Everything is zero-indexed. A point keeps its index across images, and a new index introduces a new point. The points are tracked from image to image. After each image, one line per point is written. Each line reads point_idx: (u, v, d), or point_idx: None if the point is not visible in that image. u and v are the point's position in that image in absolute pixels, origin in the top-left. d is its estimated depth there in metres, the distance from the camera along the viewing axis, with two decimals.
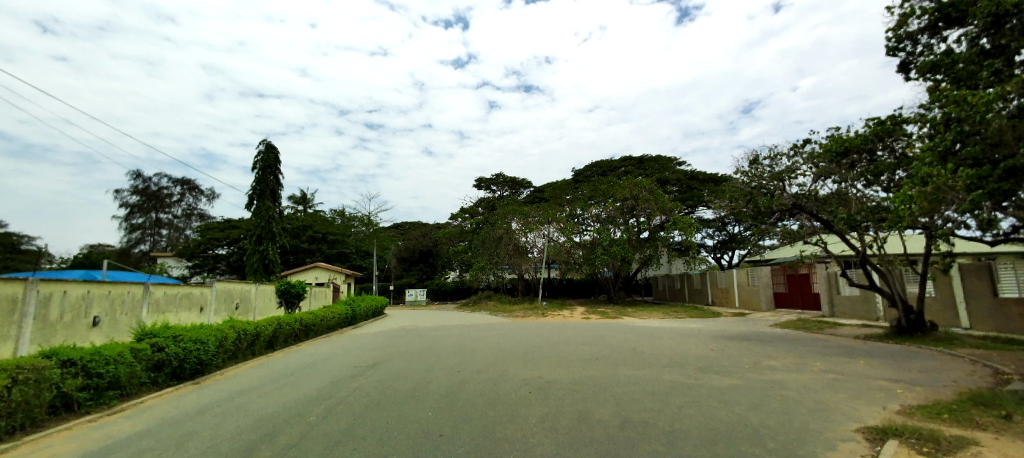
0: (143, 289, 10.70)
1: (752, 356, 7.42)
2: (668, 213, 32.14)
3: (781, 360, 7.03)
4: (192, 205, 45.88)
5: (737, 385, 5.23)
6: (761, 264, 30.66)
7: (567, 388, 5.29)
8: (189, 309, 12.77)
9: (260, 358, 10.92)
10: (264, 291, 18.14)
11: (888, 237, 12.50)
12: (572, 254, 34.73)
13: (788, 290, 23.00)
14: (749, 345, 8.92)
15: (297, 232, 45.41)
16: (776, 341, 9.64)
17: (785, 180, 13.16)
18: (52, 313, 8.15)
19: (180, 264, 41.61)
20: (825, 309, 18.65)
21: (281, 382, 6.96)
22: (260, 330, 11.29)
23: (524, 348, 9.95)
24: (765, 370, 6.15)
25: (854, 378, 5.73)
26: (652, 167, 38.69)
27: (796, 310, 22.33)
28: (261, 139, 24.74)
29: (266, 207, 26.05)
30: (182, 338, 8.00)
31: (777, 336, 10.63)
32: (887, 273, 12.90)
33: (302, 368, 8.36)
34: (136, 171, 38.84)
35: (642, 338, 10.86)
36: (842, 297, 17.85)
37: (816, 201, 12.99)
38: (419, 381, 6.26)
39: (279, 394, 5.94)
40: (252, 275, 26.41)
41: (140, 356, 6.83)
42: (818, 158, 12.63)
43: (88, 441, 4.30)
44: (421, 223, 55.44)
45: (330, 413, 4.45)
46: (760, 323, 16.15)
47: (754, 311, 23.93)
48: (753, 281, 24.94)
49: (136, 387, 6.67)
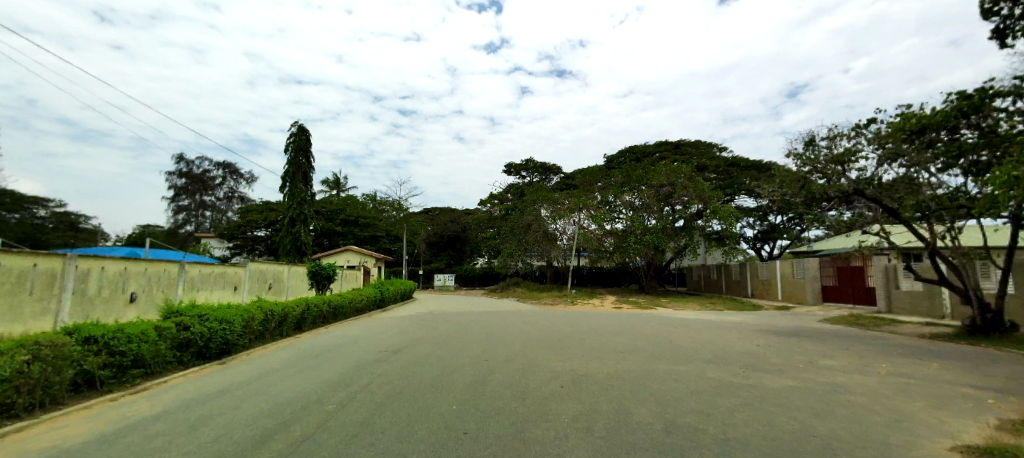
0: (180, 268, 11.07)
1: (805, 351, 6.79)
2: (706, 201, 30.67)
3: (843, 356, 6.24)
4: (234, 188, 47.75)
5: (789, 381, 4.68)
6: (809, 255, 28.85)
7: (596, 382, 4.90)
8: (224, 288, 13.19)
9: (287, 339, 11.10)
10: (296, 272, 18.61)
11: (968, 227, 11.09)
12: (603, 242, 33.90)
13: (838, 284, 21.50)
14: (800, 340, 8.23)
15: (330, 215, 46.74)
16: (832, 337, 8.79)
17: (845, 163, 11.92)
18: (91, 288, 8.47)
19: (222, 245, 43.61)
20: (882, 304, 17.34)
21: (305, 365, 6.91)
22: (287, 312, 11.45)
23: (553, 338, 9.55)
24: (822, 366, 5.54)
25: (930, 382, 5.05)
26: (689, 152, 36.97)
27: (846, 304, 20.92)
28: (294, 122, 25.11)
29: (299, 190, 26.63)
30: (208, 317, 8.12)
31: (831, 333, 9.70)
32: (960, 266, 11.61)
33: (327, 351, 8.33)
34: (181, 155, 40.85)
35: (678, 330, 10.31)
36: (901, 292, 16.51)
37: (879, 187, 11.72)
38: (443, 370, 6.01)
39: (303, 377, 5.84)
40: (286, 256, 27.28)
41: (164, 335, 6.92)
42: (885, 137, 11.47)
43: (106, 421, 4.29)
44: (450, 209, 55.78)
45: (348, 401, 4.22)
46: (807, 317, 15.05)
47: (799, 305, 22.65)
48: (798, 273, 23.52)
49: (160, 367, 6.79)
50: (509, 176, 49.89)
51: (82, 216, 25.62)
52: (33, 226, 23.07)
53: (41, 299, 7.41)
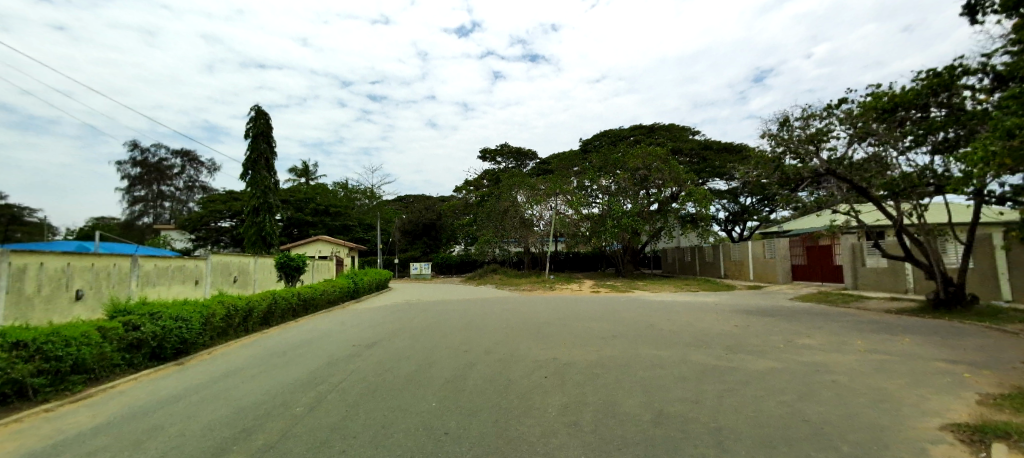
0: (131, 262, 10.36)
1: (784, 330, 6.91)
2: (681, 184, 31.16)
3: (820, 334, 6.36)
4: (194, 177, 45.37)
5: (774, 361, 4.70)
6: (779, 235, 29.85)
7: (578, 369, 4.75)
8: (183, 283, 12.48)
9: (253, 336, 10.60)
10: (263, 264, 17.85)
11: (932, 206, 11.57)
12: (580, 227, 34.12)
13: (807, 263, 22.35)
14: (778, 319, 8.40)
15: (300, 204, 45.16)
16: (807, 315, 9.03)
17: (819, 143, 12.17)
18: (29, 286, 7.73)
19: (184, 238, 41.54)
20: (848, 281, 18.12)
21: (274, 361, 6.49)
22: (252, 306, 10.88)
23: (533, 325, 9.41)
24: (804, 345, 5.61)
25: (907, 358, 5.18)
26: (663, 136, 37.35)
27: (814, 282, 21.79)
28: (252, 106, 23.84)
29: (261, 178, 25.45)
30: (160, 315, 7.51)
31: (805, 311, 9.99)
32: (925, 243, 12.14)
33: (297, 347, 7.90)
34: (133, 142, 38.37)
35: (659, 313, 10.41)
36: (866, 269, 17.27)
37: (850, 167, 12.02)
38: (423, 362, 5.73)
39: (270, 375, 5.39)
40: (251, 247, 26.21)
41: (109, 337, 6.28)
42: (858, 117, 11.73)
43: (40, 434, 3.79)
44: (425, 196, 54.85)
45: (319, 401, 3.86)
46: (778, 296, 15.52)
47: (770, 284, 23.47)
48: (769, 254, 24.30)
49: (106, 371, 6.16)
50: (485, 161, 49.28)
51: (27, 209, 24.13)
52: None
53: None
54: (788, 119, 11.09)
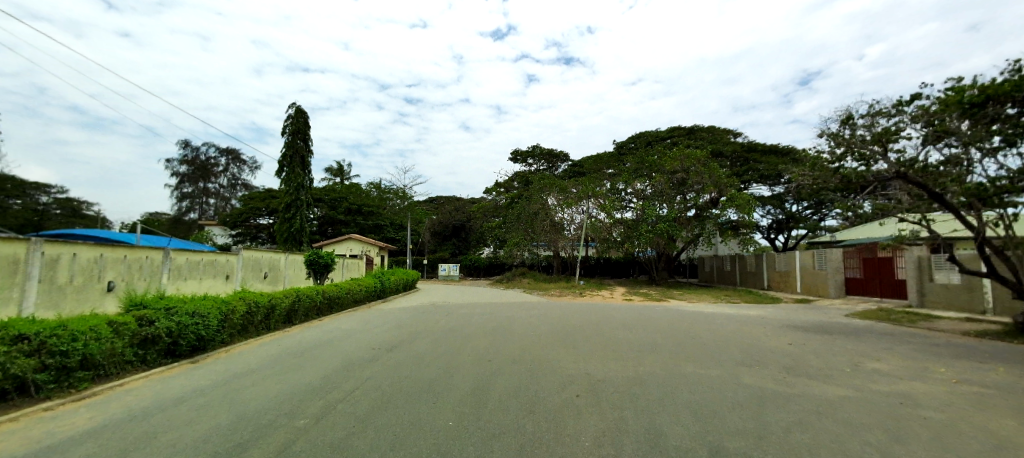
0: (163, 255, 10.71)
1: (845, 350, 6.13)
2: (722, 189, 29.74)
3: (891, 358, 5.58)
4: (237, 175, 47.54)
5: (837, 383, 4.08)
6: (830, 245, 27.98)
7: (609, 388, 4.21)
8: (214, 277, 12.88)
9: (276, 333, 10.57)
10: (293, 261, 18.27)
11: (1022, 215, 10.23)
12: (611, 232, 33.23)
13: (864, 276, 20.68)
14: (837, 337, 7.55)
15: (334, 203, 46.51)
16: (870, 334, 8.11)
17: (888, 143, 10.98)
18: (60, 276, 8.02)
19: (226, 233, 43.52)
20: (914, 298, 16.61)
21: (291, 362, 6.31)
22: (275, 303, 10.89)
23: (560, 334, 8.89)
24: (873, 367, 4.90)
25: (1007, 391, 4.36)
26: (703, 138, 35.87)
27: (872, 297, 20.15)
28: (291, 104, 24.56)
29: (296, 175, 26.17)
30: (176, 311, 7.40)
31: (865, 329, 9.03)
32: (1014, 258, 10.79)
33: (316, 347, 7.74)
34: (184, 141, 40.63)
35: (699, 325, 9.71)
36: (936, 285, 15.78)
37: (925, 170, 10.77)
38: (442, 371, 5.37)
39: (283, 377, 5.14)
40: (283, 244, 27.04)
41: (121, 332, 6.19)
42: (935, 114, 10.61)
43: (38, 435, 3.63)
44: (456, 197, 55.23)
45: (324, 413, 3.52)
46: (831, 311, 14.31)
47: (820, 298, 21.93)
48: (819, 265, 22.71)
49: (116, 368, 6.08)
50: (516, 163, 49.01)
51: (83, 201, 26.61)
52: (35, 211, 23.78)
53: (2, 289, 6.91)
54: (851, 116, 10.14)
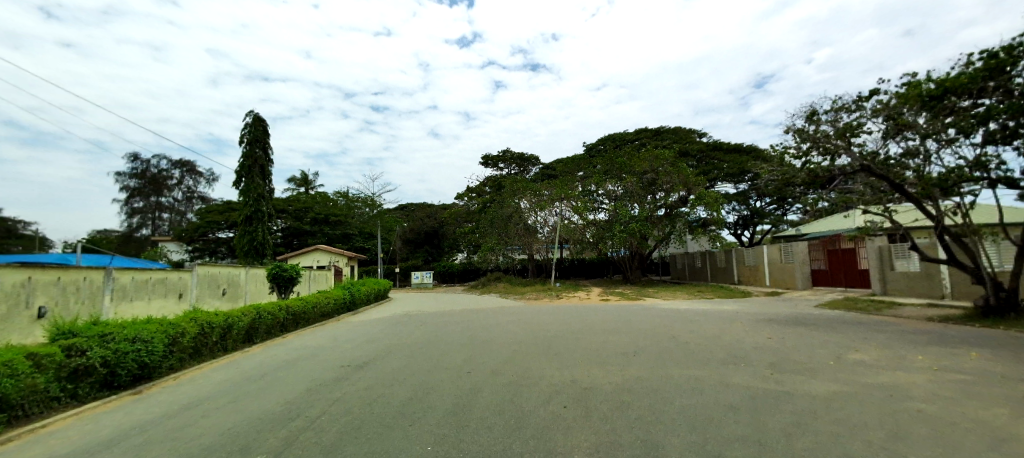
0: (104, 274, 9.91)
1: (827, 342, 6.20)
2: (691, 188, 30.49)
3: (868, 348, 5.67)
4: (192, 188, 45.06)
5: (829, 378, 4.03)
6: (794, 239, 29.19)
7: (599, 398, 3.97)
8: (165, 296, 12.03)
9: (234, 355, 9.80)
10: (254, 275, 17.35)
11: (977, 205, 10.86)
12: (585, 233, 33.44)
13: (829, 268, 21.54)
14: (814, 330, 7.68)
15: (299, 213, 44.87)
16: (844, 324, 8.31)
17: (851, 137, 11.41)
18: None
19: (182, 249, 41.10)
20: (877, 287, 17.46)
21: (250, 387, 5.74)
22: (233, 322, 10.11)
23: (539, 342, 8.64)
24: (858, 359, 4.92)
25: (988, 377, 4.44)
26: (669, 138, 36.77)
27: (837, 287, 21.05)
28: (248, 111, 23.45)
29: (255, 185, 24.97)
30: (114, 337, 6.26)
31: (838, 319, 9.27)
32: (971, 245, 11.44)
33: (279, 369, 7.14)
34: (132, 153, 38.20)
35: (679, 323, 9.72)
36: (897, 274, 16.64)
37: (887, 162, 11.26)
38: (419, 389, 4.98)
39: (239, 405, 4.61)
40: (243, 258, 25.71)
41: (45, 365, 5.03)
42: (895, 108, 11.07)
43: None
44: (427, 204, 54.40)
45: (286, 446, 3.08)
46: (802, 303, 14.74)
47: (789, 290, 22.73)
48: (787, 258, 23.57)
49: (38, 407, 4.87)
50: (487, 167, 48.77)
51: (22, 221, 24.54)
52: None
53: None
54: (816, 112, 10.51)
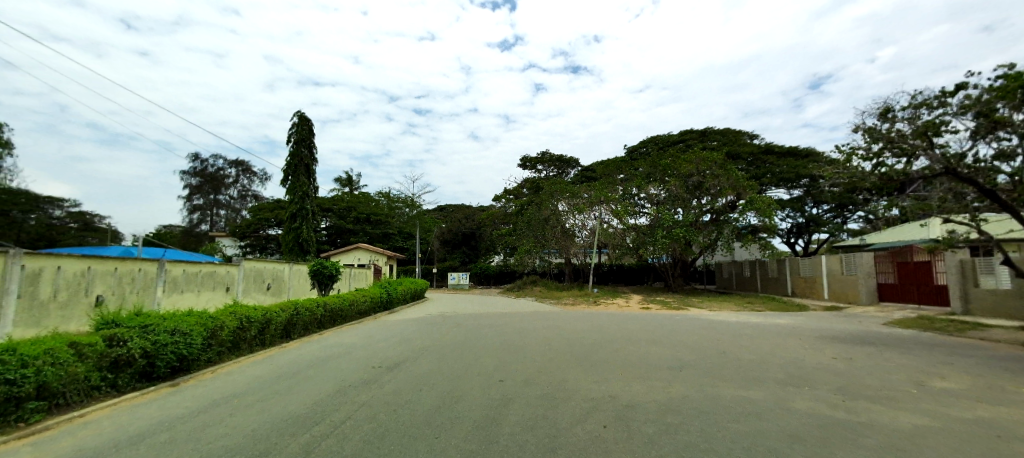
0: (158, 267, 10.58)
1: (901, 365, 5.55)
2: (740, 192, 28.94)
3: (955, 375, 4.98)
4: (247, 186, 47.92)
5: (910, 408, 3.52)
6: (857, 250, 27.07)
7: (638, 418, 3.65)
8: (213, 289, 12.73)
9: (271, 350, 10.13)
10: (297, 271, 18.10)
11: None
12: (625, 238, 32.57)
13: (898, 282, 19.73)
14: (885, 350, 6.94)
15: (342, 213, 46.65)
16: (920, 346, 7.46)
17: (933, 136, 10.24)
18: (42, 291, 7.83)
19: (236, 245, 43.74)
20: (957, 305, 15.86)
21: (284, 385, 5.83)
22: (270, 317, 10.47)
23: (571, 350, 8.34)
24: (943, 386, 4.31)
25: None
26: (717, 140, 35.16)
27: (908, 304, 19.23)
28: (296, 112, 24.57)
29: (301, 183, 26.10)
30: (154, 329, 6.55)
31: (913, 340, 8.35)
32: None
33: (312, 367, 7.25)
34: (195, 154, 41.20)
35: (727, 336, 9.12)
36: (982, 291, 15.00)
37: (976, 165, 10.02)
38: (447, 396, 4.86)
39: (269, 405, 4.63)
40: (288, 254, 26.92)
41: (84, 354, 5.27)
42: (987, 103, 9.83)
43: None
44: (465, 205, 55.07)
45: (308, 453, 3.00)
46: (866, 320, 13.52)
47: (851, 305, 21.02)
48: (848, 270, 21.83)
49: (80, 395, 5.13)
50: (525, 169, 48.67)
51: (96, 215, 26.98)
52: (50, 225, 24.11)
53: None
54: (890, 109, 9.53)
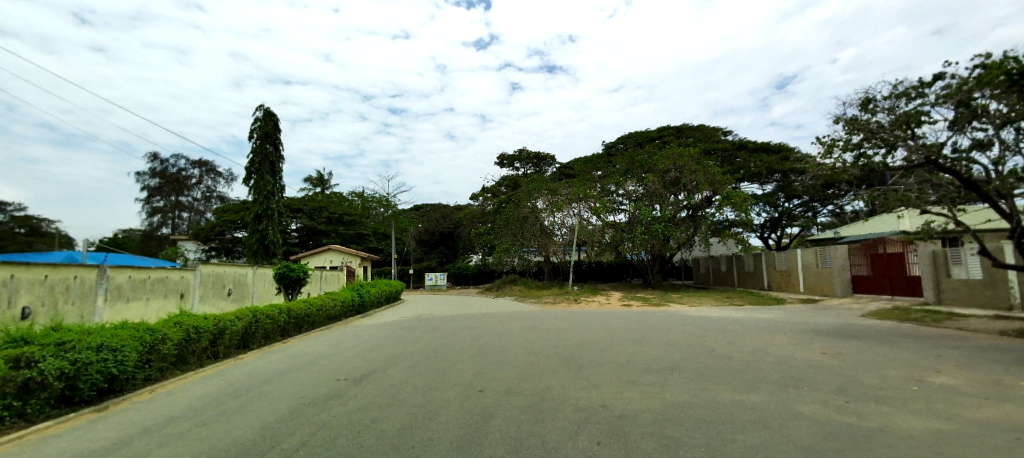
0: (96, 274, 9.66)
1: (894, 359, 5.52)
2: (717, 187, 29.43)
3: (949, 369, 4.96)
4: (211, 187, 45.78)
5: (922, 408, 3.39)
6: (832, 243, 27.98)
7: (637, 432, 3.31)
8: (164, 296, 11.85)
9: (223, 364, 9.40)
10: (262, 275, 17.20)
11: None
12: (603, 235, 32.74)
13: (872, 273, 20.37)
14: (872, 343, 6.96)
15: (313, 213, 45.15)
16: (903, 338, 7.54)
17: (913, 126, 10.46)
18: None
19: (199, 248, 41.65)
20: (930, 295, 16.48)
21: (238, 404, 5.29)
22: (224, 326, 9.73)
23: (551, 354, 8.00)
24: (944, 383, 4.24)
25: None
26: (693, 136, 35.66)
27: (881, 295, 19.87)
28: (260, 106, 23.44)
29: (265, 182, 24.96)
30: (75, 346, 5.80)
31: (895, 331, 8.46)
32: None
33: (270, 381, 6.69)
34: (153, 153, 39.03)
35: (714, 333, 9.03)
36: (953, 281, 15.63)
37: (955, 154, 10.24)
38: (421, 411, 4.44)
39: (216, 429, 4.12)
40: (252, 256, 25.70)
41: None
42: (965, 93, 10.09)
43: None
44: (441, 204, 54.29)
45: None
46: (843, 311, 13.79)
47: (826, 297, 21.57)
48: (823, 263, 22.42)
49: None
50: (503, 167, 48.27)
51: (42, 220, 25.12)
52: None
53: None
54: (871, 98, 9.69)
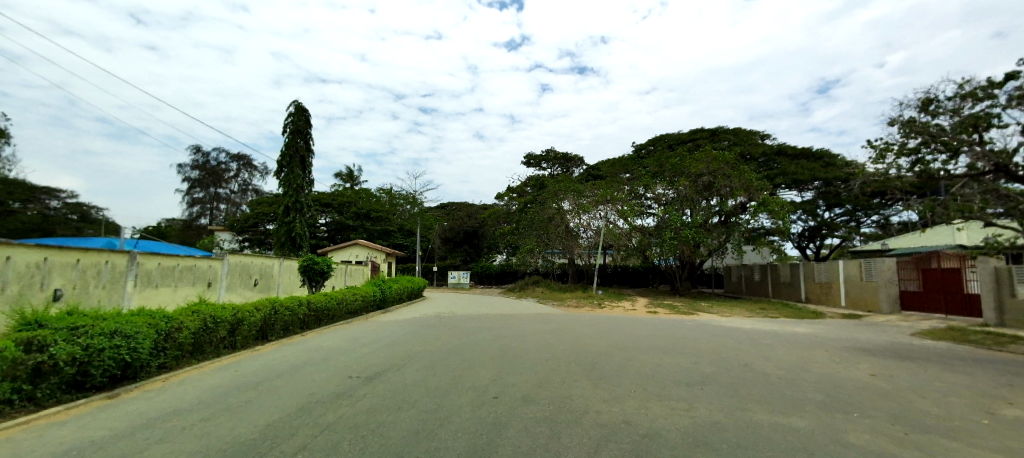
0: (126, 259, 10.07)
1: (957, 386, 5.00)
2: (752, 193, 28.27)
3: (1022, 400, 4.44)
4: (247, 180, 47.59)
5: (996, 444, 2.99)
6: (878, 256, 26.33)
7: (664, 454, 3.02)
8: (191, 284, 12.26)
9: (239, 354, 9.61)
10: (288, 267, 17.61)
11: None
12: (629, 239, 32.16)
13: (923, 290, 19.03)
14: (928, 365, 6.37)
15: (342, 208, 46.23)
16: (965, 361, 6.88)
17: (981, 128, 9.66)
18: None
19: (234, 239, 43.32)
20: (991, 316, 15.19)
21: (249, 398, 5.29)
22: (242, 317, 9.96)
23: (567, 361, 7.73)
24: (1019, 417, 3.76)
25: None
26: (728, 139, 34.41)
27: (933, 313, 18.52)
28: (293, 102, 24.08)
29: (295, 175, 25.64)
30: (88, 331, 5.96)
31: (953, 354, 7.75)
32: None
33: (282, 376, 6.72)
34: (195, 146, 40.89)
35: (748, 346, 8.54)
36: (1019, 302, 14.35)
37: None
38: (431, 417, 4.29)
39: (223, 425, 4.08)
40: (280, 248, 26.44)
41: None
42: None
43: None
44: (467, 203, 54.57)
45: None
46: (890, 329, 12.87)
47: (871, 313, 20.28)
48: (868, 276, 21.11)
49: None
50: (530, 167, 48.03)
51: (94, 207, 26.74)
52: (46, 216, 23.85)
53: None
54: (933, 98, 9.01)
